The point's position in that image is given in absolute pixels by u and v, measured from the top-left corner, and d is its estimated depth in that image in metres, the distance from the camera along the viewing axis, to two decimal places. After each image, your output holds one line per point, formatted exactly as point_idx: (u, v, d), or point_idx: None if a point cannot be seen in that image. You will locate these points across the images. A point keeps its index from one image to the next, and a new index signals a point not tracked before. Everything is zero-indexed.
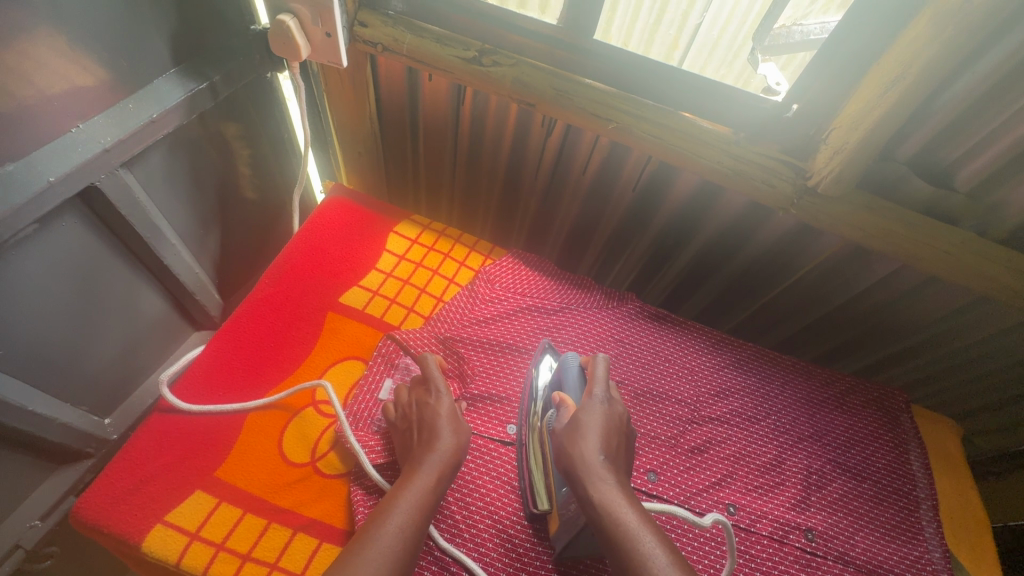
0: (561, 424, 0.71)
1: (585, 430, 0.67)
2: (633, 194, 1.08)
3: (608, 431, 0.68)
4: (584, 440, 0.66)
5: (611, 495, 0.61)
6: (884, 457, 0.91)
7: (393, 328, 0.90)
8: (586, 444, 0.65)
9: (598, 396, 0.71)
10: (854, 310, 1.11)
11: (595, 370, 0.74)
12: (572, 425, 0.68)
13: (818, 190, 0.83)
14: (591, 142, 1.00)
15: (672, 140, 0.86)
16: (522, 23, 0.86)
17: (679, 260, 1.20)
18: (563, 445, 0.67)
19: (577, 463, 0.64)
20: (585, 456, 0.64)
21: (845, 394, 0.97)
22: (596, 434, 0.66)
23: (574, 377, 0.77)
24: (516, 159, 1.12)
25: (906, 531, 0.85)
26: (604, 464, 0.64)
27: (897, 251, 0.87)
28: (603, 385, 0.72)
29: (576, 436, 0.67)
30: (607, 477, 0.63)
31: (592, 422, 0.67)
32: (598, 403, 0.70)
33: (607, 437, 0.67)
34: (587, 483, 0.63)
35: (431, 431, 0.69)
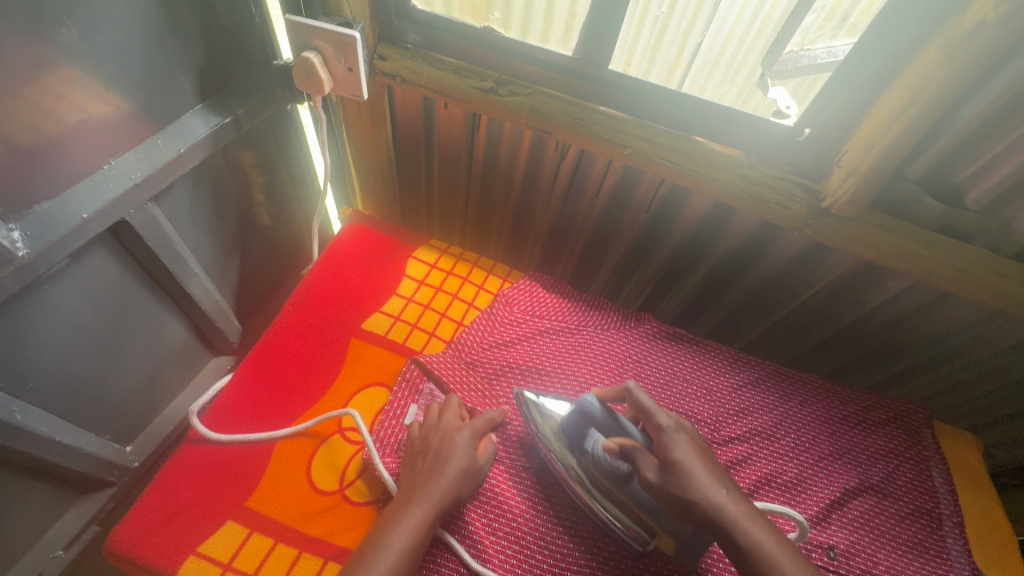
0: (649, 471, 0.67)
1: (688, 469, 0.65)
2: (646, 215, 1.10)
3: (706, 458, 0.67)
4: (695, 480, 0.64)
5: (751, 530, 0.61)
6: (906, 475, 0.91)
7: (416, 353, 0.91)
8: (706, 486, 0.63)
9: (670, 426, 0.69)
10: (869, 325, 1.11)
11: (648, 404, 0.72)
12: (665, 468, 0.66)
13: (832, 210, 0.85)
14: (603, 166, 1.03)
15: (686, 165, 0.88)
16: (537, 54, 0.89)
17: (692, 278, 1.21)
18: (668, 486, 0.65)
19: (703, 508, 0.62)
20: (711, 498, 0.62)
21: (864, 412, 0.98)
22: (703, 470, 0.65)
23: (609, 420, 0.74)
24: (531, 183, 1.14)
25: (930, 549, 0.84)
26: (730, 495, 0.63)
27: (911, 268, 0.88)
28: (671, 417, 0.70)
29: (681, 480, 0.64)
30: (743, 509, 0.62)
31: (691, 460, 0.65)
32: (688, 440, 0.68)
33: (710, 467, 0.66)
34: (726, 526, 0.61)
35: (441, 461, 0.69)
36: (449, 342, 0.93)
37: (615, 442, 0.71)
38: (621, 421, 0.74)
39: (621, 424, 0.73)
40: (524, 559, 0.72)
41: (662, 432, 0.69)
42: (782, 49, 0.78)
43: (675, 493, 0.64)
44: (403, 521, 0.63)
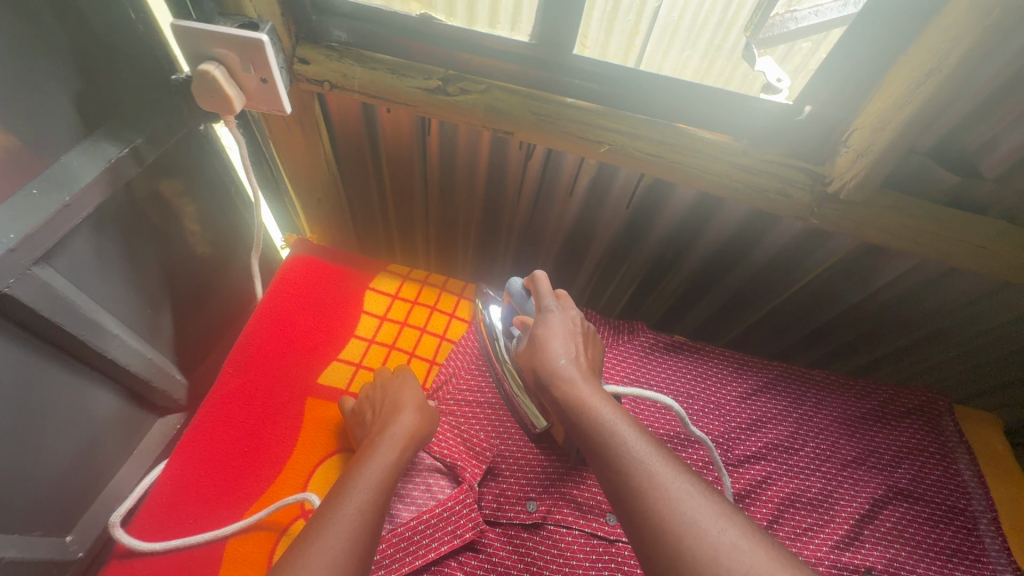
0: (525, 345, 0.74)
1: (545, 343, 0.70)
2: (627, 211, 1.00)
3: (570, 339, 0.71)
4: (549, 351, 0.69)
5: (586, 396, 0.62)
6: (932, 472, 0.84)
7: None
8: (551, 355, 0.68)
9: (549, 306, 0.74)
10: (870, 306, 1.04)
11: (541, 288, 0.76)
12: (534, 339, 0.72)
13: (838, 195, 0.75)
14: (575, 162, 0.92)
15: (672, 158, 0.76)
16: (489, 43, 0.74)
17: (678, 274, 1.11)
18: (530, 355, 0.71)
19: (544, 372, 0.67)
20: (556, 364, 0.67)
21: (883, 406, 0.90)
22: (556, 342, 0.70)
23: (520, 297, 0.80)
24: (496, 184, 1.03)
25: (969, 553, 0.78)
26: (569, 365, 0.67)
27: (924, 250, 0.79)
28: (550, 295, 0.75)
29: (540, 348, 0.70)
30: (576, 377, 0.65)
31: (552, 334, 0.71)
32: (556, 317, 0.73)
33: (569, 346, 0.70)
34: (561, 389, 0.64)
35: (393, 410, 0.71)
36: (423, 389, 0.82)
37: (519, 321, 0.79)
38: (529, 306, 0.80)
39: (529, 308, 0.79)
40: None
41: (542, 313, 0.74)
42: (769, 12, 0.66)
43: (534, 363, 0.70)
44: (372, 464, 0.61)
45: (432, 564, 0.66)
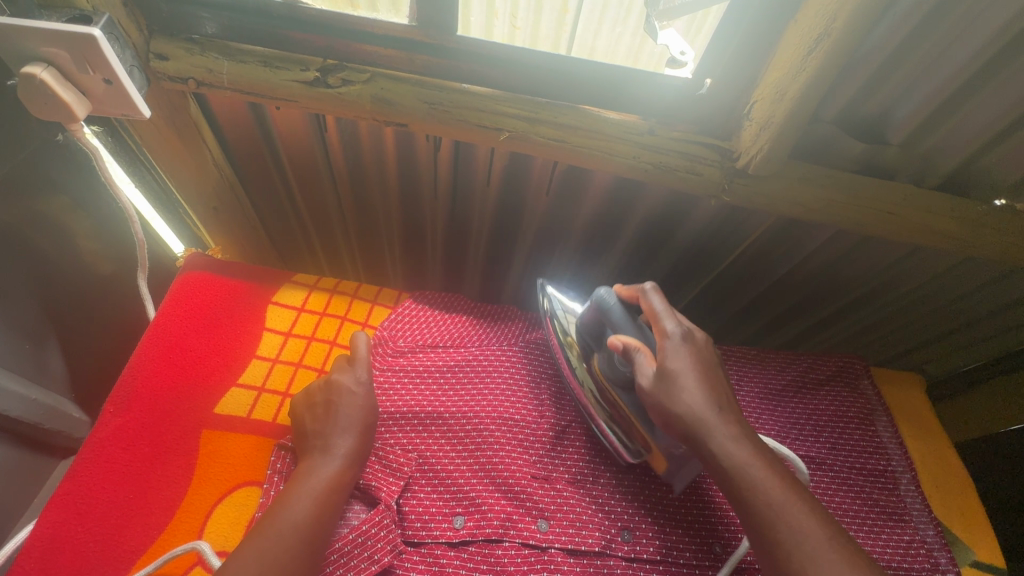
0: (644, 376, 0.67)
1: (677, 381, 0.64)
2: (547, 199, 0.97)
3: (708, 375, 0.66)
4: (680, 394, 0.64)
5: (738, 453, 0.61)
6: (855, 437, 0.85)
7: (288, 432, 0.72)
8: (687, 396, 0.63)
9: (673, 334, 0.67)
10: (798, 278, 1.05)
11: (652, 307, 0.70)
12: (343, 401, 0.69)
13: (747, 171, 0.72)
14: (486, 153, 0.88)
15: (577, 141, 0.72)
16: (370, 27, 0.68)
17: (609, 258, 1.10)
18: (664, 393, 0.65)
19: (353, 434, 0.66)
20: (695, 408, 0.63)
21: (805, 376, 0.91)
22: (691, 381, 0.64)
23: (616, 312, 0.72)
24: (410, 179, 0.98)
25: (892, 514, 0.78)
26: (719, 415, 0.63)
27: (837, 220, 0.78)
28: (669, 317, 0.69)
29: (337, 413, 0.68)
30: (728, 430, 0.62)
31: (682, 369, 0.65)
32: (687, 347, 0.67)
33: (706, 383, 0.65)
34: (710, 437, 0.62)
35: (337, 425, 0.67)
36: None
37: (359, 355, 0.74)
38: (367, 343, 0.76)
39: (636, 325, 0.72)
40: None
41: (666, 340, 0.67)
42: None
43: (669, 404, 0.64)
44: (320, 475, 0.62)
45: None
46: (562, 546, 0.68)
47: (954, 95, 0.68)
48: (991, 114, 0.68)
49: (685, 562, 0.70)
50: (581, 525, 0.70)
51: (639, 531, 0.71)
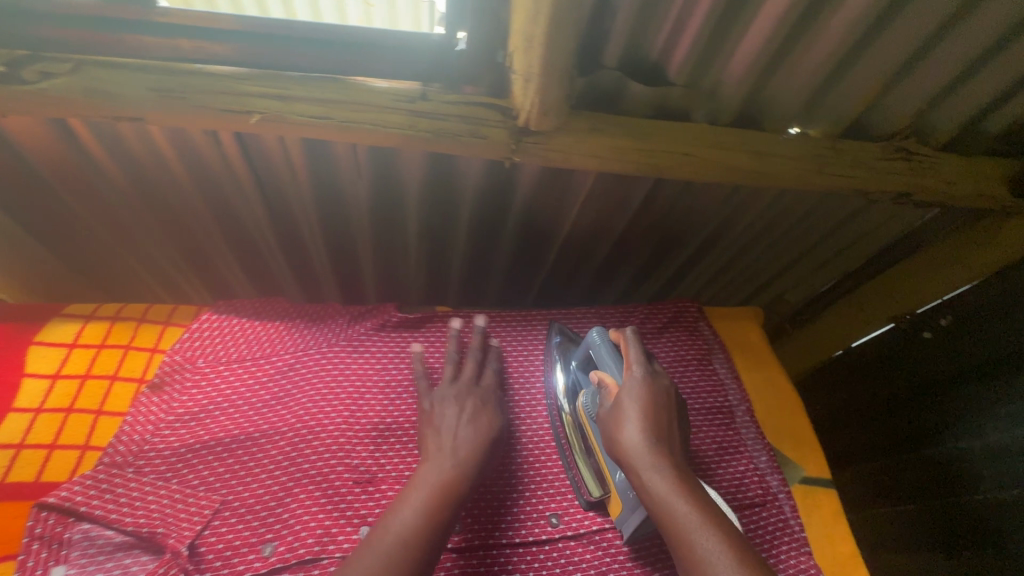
0: (604, 408, 0.67)
1: (622, 416, 0.63)
2: (366, 183, 0.90)
3: (657, 412, 0.63)
4: (624, 427, 0.62)
5: (661, 486, 0.58)
6: (694, 379, 0.86)
7: (53, 488, 0.62)
8: (627, 427, 0.62)
9: (637, 374, 0.67)
10: (640, 226, 1.07)
11: (629, 352, 0.70)
12: (449, 415, 0.68)
13: (531, 128, 0.69)
14: (277, 143, 0.80)
15: (343, 116, 0.65)
16: (63, 10, 0.59)
17: (458, 234, 1.07)
18: (612, 422, 0.64)
19: (479, 446, 0.65)
20: (633, 440, 0.61)
21: (644, 326, 0.91)
22: (637, 416, 0.62)
23: (605, 351, 0.73)
24: (210, 182, 0.88)
25: (730, 447, 0.80)
26: (650, 448, 0.60)
27: (639, 167, 0.76)
28: (642, 362, 0.68)
29: (457, 425, 0.67)
30: (659, 464, 0.59)
31: (633, 404, 0.63)
32: (644, 384, 0.65)
33: (651, 418, 0.62)
34: (639, 470, 0.59)
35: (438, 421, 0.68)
36: (106, 449, 0.66)
37: (466, 367, 0.76)
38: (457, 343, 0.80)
39: (610, 359, 0.72)
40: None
41: (627, 376, 0.67)
42: None
43: (613, 428, 0.64)
44: (424, 477, 0.61)
45: None
46: None
47: (717, 27, 0.67)
48: (754, 41, 0.68)
49: (521, 540, 0.67)
50: None
51: (469, 519, 0.68)
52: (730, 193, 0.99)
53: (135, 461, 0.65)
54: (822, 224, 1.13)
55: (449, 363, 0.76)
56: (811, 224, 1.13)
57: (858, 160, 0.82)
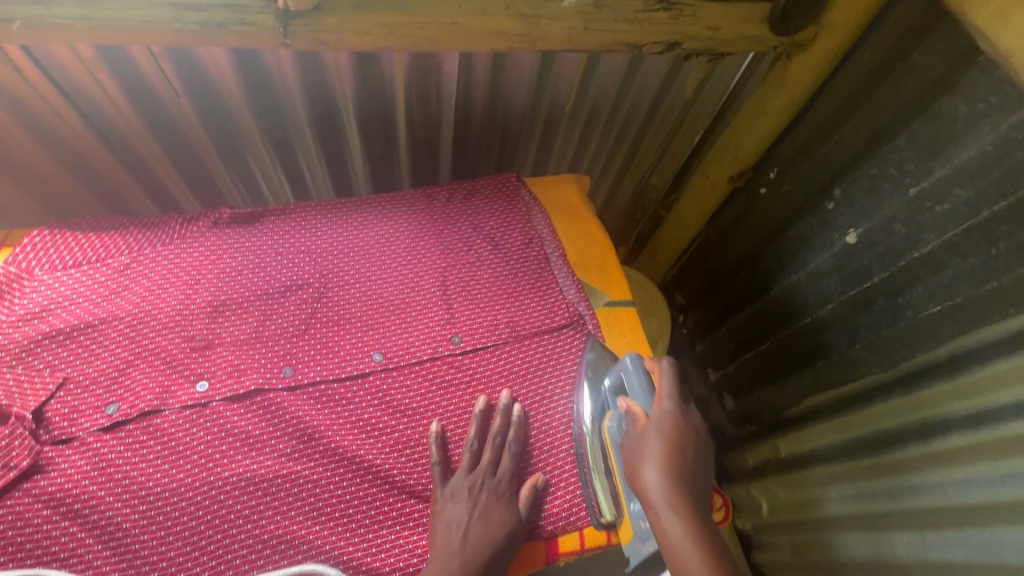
0: (629, 437, 0.70)
1: (647, 453, 0.66)
2: (187, 99, 0.97)
3: (677, 457, 0.65)
4: (644, 465, 0.66)
5: (678, 534, 0.60)
6: (513, 236, 0.96)
7: None
8: (649, 465, 0.65)
9: (672, 410, 0.69)
10: (474, 114, 1.16)
11: (662, 386, 0.72)
12: (457, 513, 0.69)
13: (292, 11, 0.76)
14: (72, 57, 0.85)
15: (106, 17, 0.72)
16: None
17: (306, 146, 1.13)
18: (634, 459, 0.67)
19: (485, 549, 0.67)
20: (654, 480, 0.64)
21: (468, 199, 1.00)
22: (658, 457, 0.65)
23: (637, 379, 0.75)
24: (29, 114, 0.93)
25: (543, 286, 0.92)
26: (669, 491, 0.63)
27: (413, 41, 0.84)
28: (673, 397, 0.71)
29: (468, 522, 0.68)
30: (676, 512, 0.62)
31: (659, 440, 0.66)
32: (673, 420, 0.68)
33: (673, 461, 0.65)
34: (656, 510, 0.63)
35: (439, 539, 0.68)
36: None
37: (474, 464, 0.74)
38: (479, 428, 0.77)
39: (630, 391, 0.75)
40: (115, 545, 0.65)
41: (660, 413, 0.69)
42: None
43: (636, 465, 0.67)
44: None
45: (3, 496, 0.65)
46: (221, 396, 0.74)
47: None
48: None
49: (348, 375, 0.78)
50: (240, 373, 0.76)
51: (301, 364, 0.78)
52: (542, 63, 1.07)
53: None
54: (642, 94, 1.23)
55: (467, 450, 0.75)
56: (634, 96, 1.23)
57: (620, 15, 0.91)
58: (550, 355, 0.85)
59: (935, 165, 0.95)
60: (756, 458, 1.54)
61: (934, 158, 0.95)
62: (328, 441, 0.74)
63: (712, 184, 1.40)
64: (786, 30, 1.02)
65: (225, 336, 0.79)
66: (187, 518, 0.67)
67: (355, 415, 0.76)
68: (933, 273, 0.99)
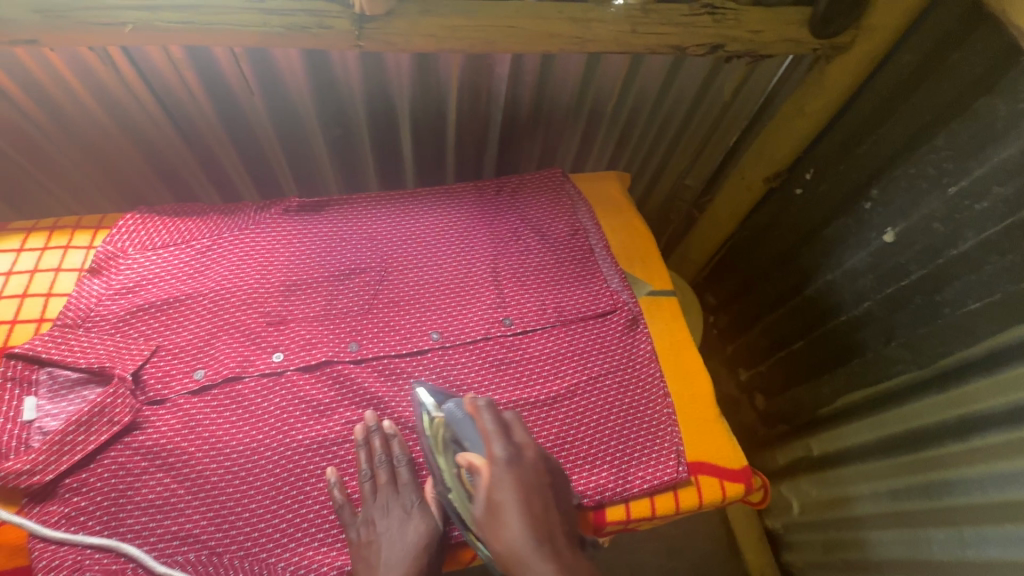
0: (477, 509, 0.70)
1: (499, 517, 0.67)
2: (259, 96, 1.05)
3: (528, 510, 0.67)
4: (502, 524, 0.67)
5: None
6: (559, 228, 1.01)
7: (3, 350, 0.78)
8: (505, 531, 0.66)
9: (502, 457, 0.69)
10: (520, 113, 1.22)
11: (486, 426, 0.71)
12: (391, 529, 0.73)
13: (367, 15, 0.83)
14: (164, 57, 0.93)
15: (203, 20, 0.80)
16: None
17: (362, 143, 1.21)
18: (492, 526, 0.67)
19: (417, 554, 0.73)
20: (513, 540, 0.65)
21: (516, 192, 1.06)
22: (512, 511, 0.66)
23: (462, 425, 0.74)
24: (119, 110, 1.02)
25: (587, 274, 0.96)
26: (533, 544, 0.65)
27: (474, 42, 0.90)
28: (500, 439, 0.70)
29: (398, 536, 0.73)
30: (541, 561, 0.64)
31: (508, 498, 0.67)
32: (506, 472, 0.68)
33: (524, 508, 0.67)
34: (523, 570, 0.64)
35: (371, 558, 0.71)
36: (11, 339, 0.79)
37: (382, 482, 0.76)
38: (366, 457, 0.76)
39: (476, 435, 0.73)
40: (205, 496, 0.72)
41: (495, 465, 0.69)
42: None
43: (495, 529, 0.67)
44: None
45: (108, 447, 0.72)
46: (295, 366, 0.80)
47: None
48: None
49: (409, 351, 0.84)
50: (312, 347, 0.82)
51: (366, 340, 0.84)
52: (588, 64, 1.12)
53: (74, 319, 0.80)
54: (680, 96, 1.28)
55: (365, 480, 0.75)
56: (672, 97, 1.28)
57: (666, 18, 0.96)
58: (596, 337, 0.90)
59: (974, 164, 0.97)
60: (785, 456, 1.53)
61: (973, 157, 0.97)
62: (395, 410, 0.81)
63: (746, 185, 1.43)
64: (825, 33, 1.06)
65: (297, 313, 0.86)
66: (266, 475, 0.74)
67: (416, 388, 0.82)
68: (970, 270, 1.01)
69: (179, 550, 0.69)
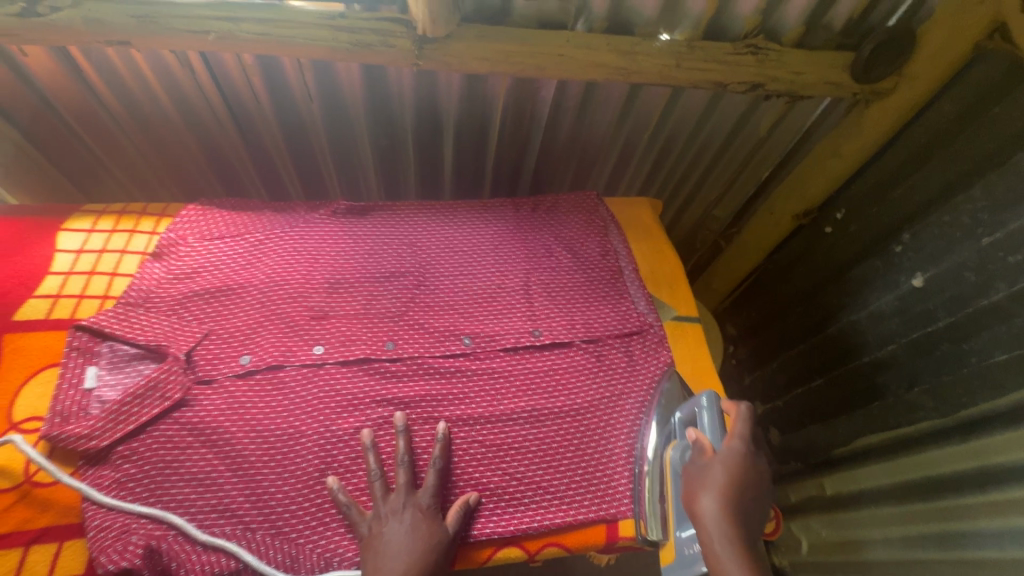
0: (693, 466, 0.75)
1: (709, 480, 0.72)
2: (318, 104, 1.11)
3: (738, 493, 0.71)
4: (705, 489, 0.72)
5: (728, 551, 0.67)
6: (591, 248, 1.05)
7: (70, 322, 0.84)
8: (710, 490, 0.71)
9: (739, 449, 0.75)
10: (559, 136, 1.27)
11: (736, 426, 0.77)
12: (396, 530, 0.73)
13: (429, 36, 0.89)
14: (236, 64, 1.01)
15: (279, 34, 0.87)
16: None
17: (406, 154, 1.27)
18: (696, 481, 0.73)
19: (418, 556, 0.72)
20: (713, 502, 0.70)
21: (551, 211, 1.10)
22: (717, 484, 0.71)
23: (709, 416, 0.80)
24: (188, 108, 1.10)
25: (615, 295, 0.99)
26: (728, 514, 0.70)
27: (525, 68, 0.95)
28: (744, 439, 0.76)
29: (405, 535, 0.73)
30: (732, 533, 0.69)
31: (723, 474, 0.72)
32: (741, 458, 0.73)
33: (733, 491, 0.71)
34: (710, 530, 0.69)
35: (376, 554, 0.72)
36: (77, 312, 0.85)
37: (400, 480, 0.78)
38: (375, 458, 0.79)
39: (706, 425, 0.79)
40: (242, 474, 0.77)
41: (730, 450, 0.74)
42: None
43: (699, 485, 0.73)
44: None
45: (157, 420, 0.78)
46: (334, 360, 0.85)
47: None
48: None
49: (441, 355, 0.88)
50: (351, 342, 0.87)
51: (401, 340, 0.89)
52: (629, 94, 1.16)
53: (133, 299, 0.86)
54: (717, 128, 1.31)
55: (375, 480, 0.77)
56: (709, 130, 1.31)
57: (709, 56, 1.01)
58: (620, 356, 0.93)
59: (1010, 217, 0.98)
60: (797, 493, 1.49)
61: (1008, 210, 0.98)
62: (426, 407, 0.84)
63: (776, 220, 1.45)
64: (866, 78, 1.08)
65: (338, 309, 0.91)
66: (299, 460, 0.79)
67: (445, 390, 0.86)
68: (1001, 320, 1.01)
69: (216, 522, 0.74)
